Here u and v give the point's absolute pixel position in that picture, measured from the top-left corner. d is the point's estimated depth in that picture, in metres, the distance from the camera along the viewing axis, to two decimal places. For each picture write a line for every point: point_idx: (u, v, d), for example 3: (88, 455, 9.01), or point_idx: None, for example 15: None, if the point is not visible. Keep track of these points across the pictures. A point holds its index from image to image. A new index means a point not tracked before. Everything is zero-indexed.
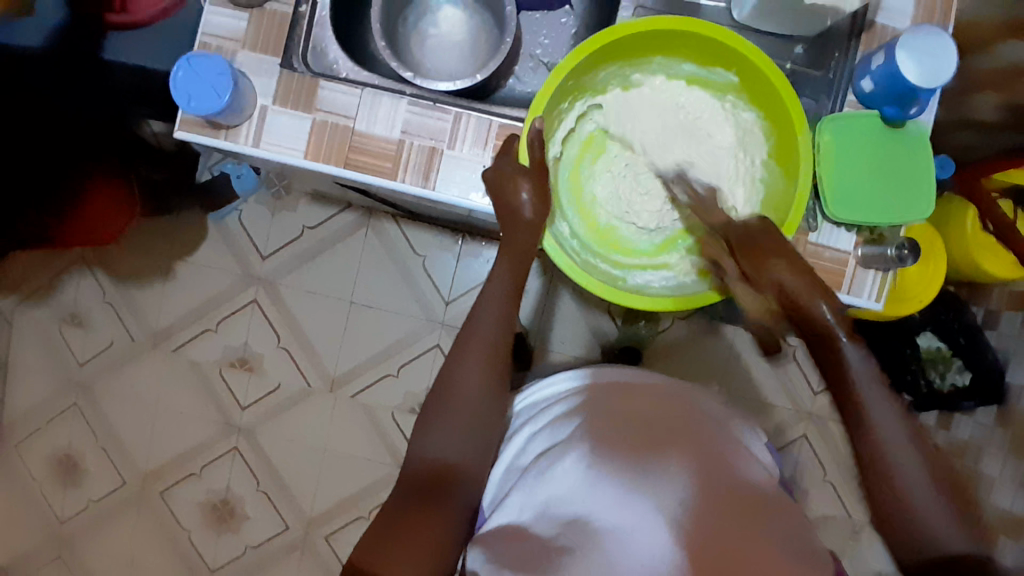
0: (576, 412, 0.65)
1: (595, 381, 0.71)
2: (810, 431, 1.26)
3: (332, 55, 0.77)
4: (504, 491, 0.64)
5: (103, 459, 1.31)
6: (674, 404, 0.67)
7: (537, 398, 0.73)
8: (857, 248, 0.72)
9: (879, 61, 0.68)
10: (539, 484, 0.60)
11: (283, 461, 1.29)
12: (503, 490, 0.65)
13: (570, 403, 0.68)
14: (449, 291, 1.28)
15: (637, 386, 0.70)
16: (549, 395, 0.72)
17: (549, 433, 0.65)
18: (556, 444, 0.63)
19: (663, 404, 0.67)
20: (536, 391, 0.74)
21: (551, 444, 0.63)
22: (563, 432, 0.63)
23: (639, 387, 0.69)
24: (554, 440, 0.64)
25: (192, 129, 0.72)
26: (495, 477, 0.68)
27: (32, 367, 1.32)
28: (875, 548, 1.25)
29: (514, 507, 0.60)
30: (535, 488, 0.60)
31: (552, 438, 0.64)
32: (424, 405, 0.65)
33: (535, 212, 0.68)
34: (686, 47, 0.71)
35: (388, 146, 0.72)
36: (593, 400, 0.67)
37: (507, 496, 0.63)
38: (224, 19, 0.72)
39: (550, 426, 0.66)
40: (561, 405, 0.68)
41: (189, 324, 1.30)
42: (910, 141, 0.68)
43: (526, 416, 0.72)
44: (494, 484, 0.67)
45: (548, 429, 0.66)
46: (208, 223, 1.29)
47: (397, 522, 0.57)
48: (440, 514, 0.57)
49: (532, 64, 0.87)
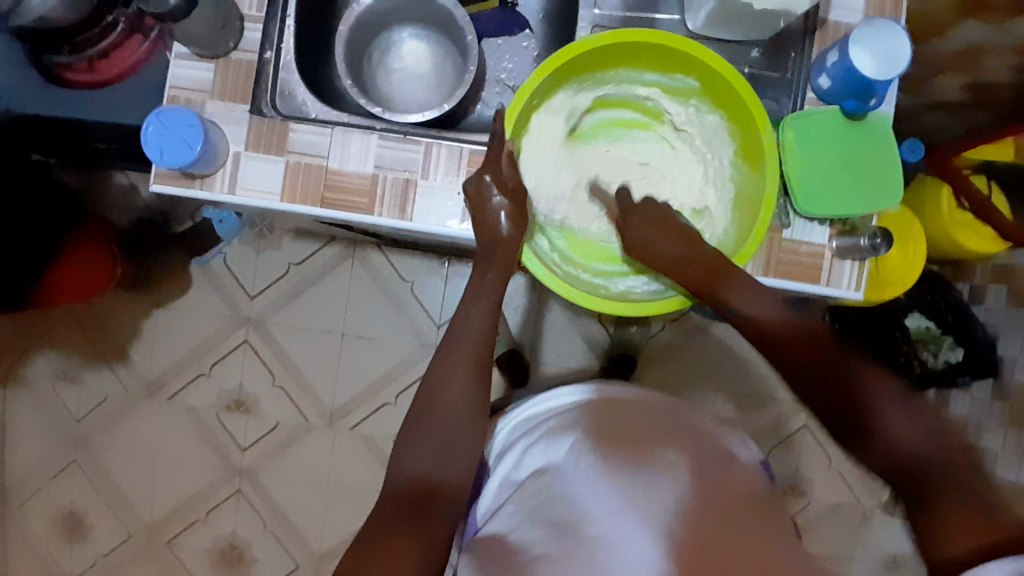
0: (575, 429, 0.65)
1: (596, 397, 0.70)
2: (811, 422, 1.26)
3: (300, 97, 0.77)
4: (499, 502, 0.65)
5: (107, 514, 1.30)
6: (663, 421, 0.67)
7: (536, 409, 0.72)
8: (832, 241, 0.73)
9: (834, 59, 0.70)
10: (534, 497, 0.61)
11: (289, 500, 1.28)
12: (499, 500, 0.65)
13: (566, 419, 0.68)
14: (440, 314, 1.28)
15: (629, 404, 0.70)
16: (548, 407, 0.71)
17: (545, 449, 0.65)
18: (553, 461, 0.63)
19: (661, 419, 0.68)
20: (537, 401, 0.72)
21: (550, 460, 0.64)
22: (562, 449, 0.64)
23: (631, 406, 0.69)
24: (551, 456, 0.64)
25: (167, 182, 0.72)
26: (491, 486, 0.68)
27: (29, 428, 1.31)
28: (886, 532, 1.25)
29: (508, 518, 0.61)
30: (529, 500, 0.61)
31: (548, 456, 0.64)
32: (406, 428, 0.65)
33: (512, 231, 0.70)
34: (647, 57, 0.73)
35: (362, 181, 0.73)
36: (594, 417, 0.67)
37: (502, 507, 0.64)
38: (191, 71, 0.73)
39: (546, 442, 0.66)
40: (560, 420, 0.68)
41: (183, 370, 1.30)
42: (873, 132, 0.70)
43: (523, 427, 0.71)
44: (489, 494, 0.67)
45: (546, 444, 0.65)
46: (192, 269, 1.29)
47: (379, 544, 0.57)
48: (420, 533, 0.58)
49: (499, 88, 0.89)
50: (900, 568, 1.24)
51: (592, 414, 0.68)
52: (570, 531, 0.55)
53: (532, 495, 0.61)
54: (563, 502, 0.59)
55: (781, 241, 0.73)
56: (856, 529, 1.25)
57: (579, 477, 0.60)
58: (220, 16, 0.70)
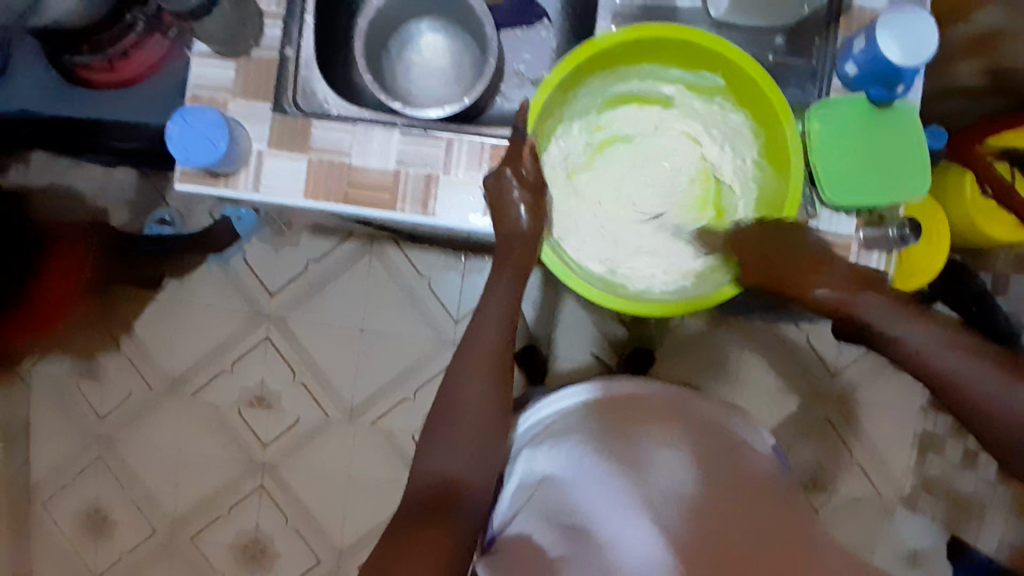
0: (581, 431, 0.66)
1: (599, 397, 0.70)
2: (831, 413, 1.25)
3: (321, 94, 0.77)
4: (514, 508, 0.65)
5: (131, 509, 1.32)
6: (678, 421, 0.67)
7: (540, 414, 0.71)
8: (858, 232, 0.72)
9: (861, 46, 0.68)
10: (552, 501, 0.62)
11: (309, 495, 1.29)
12: (514, 506, 0.65)
13: (572, 424, 0.68)
14: (457, 309, 1.28)
15: (636, 404, 0.69)
16: (551, 410, 0.71)
17: (552, 453, 0.65)
18: (564, 463, 0.64)
19: (673, 415, 0.68)
20: (538, 407, 0.72)
21: (558, 462, 0.64)
22: (571, 451, 0.64)
23: (638, 405, 0.69)
24: (561, 458, 0.64)
25: (191, 181, 0.73)
26: (506, 494, 0.67)
27: (54, 424, 1.33)
28: (908, 524, 1.24)
29: (528, 523, 0.61)
30: (548, 506, 0.61)
31: (555, 461, 0.65)
32: (430, 420, 0.65)
33: (530, 221, 0.69)
34: (671, 54, 0.72)
35: (384, 179, 0.73)
36: (598, 420, 0.67)
37: (519, 513, 0.63)
38: (213, 71, 0.74)
39: (552, 447, 0.66)
40: (566, 423, 0.68)
41: (204, 368, 1.31)
42: (900, 121, 0.69)
43: (528, 432, 0.70)
44: (503, 500, 0.67)
45: (553, 446, 0.66)
46: (211, 264, 1.30)
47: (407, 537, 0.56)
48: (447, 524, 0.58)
49: (518, 82, 0.88)
50: (923, 560, 1.24)
51: (598, 417, 0.68)
52: (587, 536, 0.57)
53: (550, 500, 0.62)
54: (579, 505, 0.60)
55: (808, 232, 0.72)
56: (877, 521, 1.25)
57: (594, 481, 0.61)
58: (240, 14, 0.70)
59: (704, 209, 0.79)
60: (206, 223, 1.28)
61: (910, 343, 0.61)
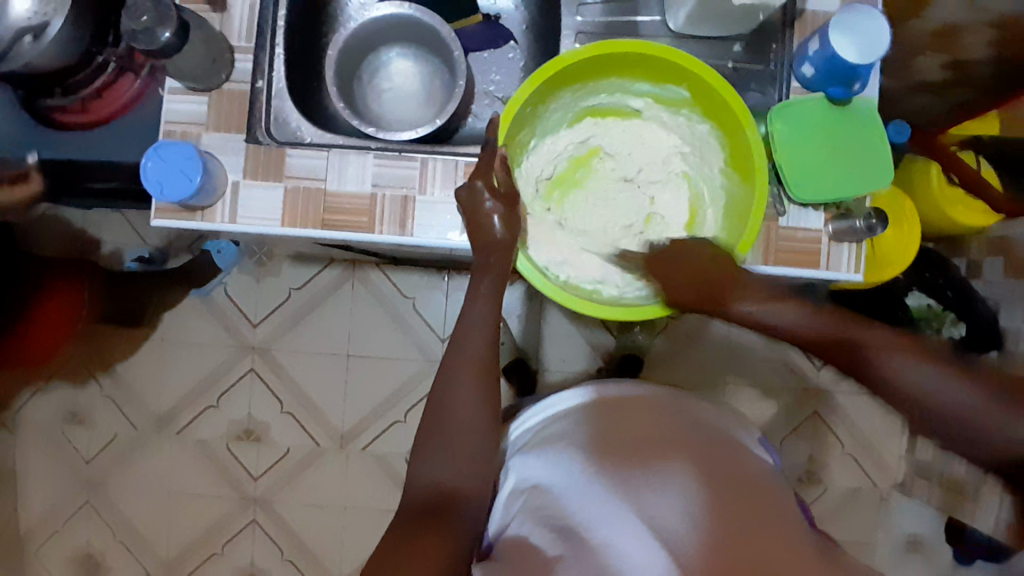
0: (574, 432, 0.67)
1: (590, 401, 0.71)
2: (821, 407, 1.26)
3: (294, 123, 0.78)
4: (509, 514, 0.65)
5: (123, 554, 1.29)
6: (673, 421, 0.68)
7: (533, 421, 0.73)
8: (827, 225, 0.74)
9: (815, 47, 0.71)
10: (545, 504, 0.62)
11: (304, 526, 1.27)
12: (509, 512, 0.65)
13: (565, 429, 0.68)
14: (443, 329, 1.28)
15: (628, 406, 0.70)
16: (545, 417, 0.72)
17: (544, 460, 0.66)
18: (558, 465, 0.64)
19: (663, 412, 0.69)
20: (532, 413, 0.74)
21: (551, 468, 0.65)
22: (562, 454, 0.65)
23: (630, 407, 0.69)
24: (553, 459, 0.65)
25: (167, 215, 0.73)
26: (501, 500, 0.67)
27: (39, 472, 1.30)
28: (904, 513, 1.25)
29: (526, 523, 0.62)
30: (542, 508, 0.62)
31: (549, 468, 0.65)
32: (421, 433, 0.65)
33: (506, 231, 0.70)
34: (636, 69, 0.74)
35: (362, 202, 0.74)
36: (589, 424, 0.68)
37: (514, 518, 0.63)
38: (185, 105, 0.74)
39: (545, 454, 0.66)
40: (558, 427, 0.69)
41: (191, 404, 1.29)
42: (859, 117, 0.71)
43: (524, 437, 0.72)
44: (498, 507, 0.67)
45: (545, 451, 0.67)
46: (193, 299, 1.29)
47: (407, 544, 0.57)
48: (445, 532, 0.58)
49: (488, 100, 0.90)
50: (921, 547, 1.24)
51: (588, 417, 0.69)
52: (580, 534, 0.58)
53: (545, 504, 0.62)
54: (574, 501, 0.61)
55: (778, 229, 0.74)
56: (875, 512, 1.25)
57: (585, 480, 0.62)
58: (210, 48, 0.72)
59: (677, 213, 0.79)
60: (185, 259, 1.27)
61: (796, 327, 0.65)
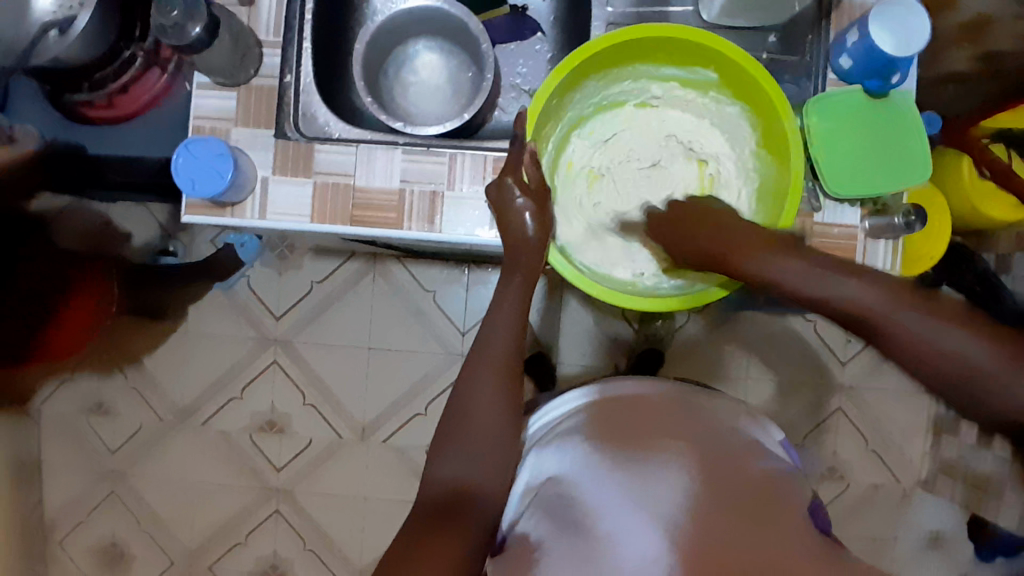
0: (584, 430, 0.67)
1: (599, 397, 0.72)
2: (844, 402, 1.25)
3: (322, 119, 0.78)
4: (522, 508, 0.65)
5: (148, 542, 1.32)
6: (683, 412, 0.68)
7: (545, 421, 0.73)
8: (864, 221, 0.73)
9: (854, 39, 0.70)
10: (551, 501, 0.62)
11: (325, 516, 1.29)
12: (521, 506, 0.66)
13: (576, 423, 0.69)
14: (463, 321, 1.29)
15: (638, 399, 0.70)
16: (556, 415, 0.72)
17: (556, 454, 0.66)
18: (568, 461, 0.65)
19: (672, 410, 0.68)
20: (543, 413, 0.74)
21: (562, 463, 0.65)
22: (573, 448, 0.65)
23: (640, 401, 0.69)
24: (562, 456, 0.66)
25: (197, 211, 0.73)
26: (513, 497, 0.68)
27: (67, 461, 1.33)
28: (927, 510, 1.24)
29: (533, 517, 0.62)
30: (547, 505, 0.62)
31: (561, 462, 0.65)
32: (441, 429, 0.65)
33: (538, 232, 0.69)
34: (663, 53, 0.73)
35: (390, 197, 0.74)
36: (599, 417, 0.68)
37: (525, 511, 0.64)
38: (214, 100, 0.74)
39: (557, 448, 0.67)
40: (570, 422, 0.69)
41: (214, 396, 1.31)
42: (897, 110, 0.69)
43: (537, 435, 0.72)
44: (513, 500, 0.67)
45: (557, 447, 0.67)
46: (216, 292, 1.31)
47: (424, 541, 0.57)
48: (459, 532, 0.58)
49: (515, 94, 0.89)
50: (944, 544, 1.23)
51: (597, 416, 0.69)
52: (586, 525, 0.58)
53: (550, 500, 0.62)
54: (581, 494, 0.60)
55: (814, 225, 0.73)
56: (897, 509, 1.24)
57: (592, 476, 0.61)
58: (237, 44, 0.72)
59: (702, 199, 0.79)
60: (208, 252, 1.30)
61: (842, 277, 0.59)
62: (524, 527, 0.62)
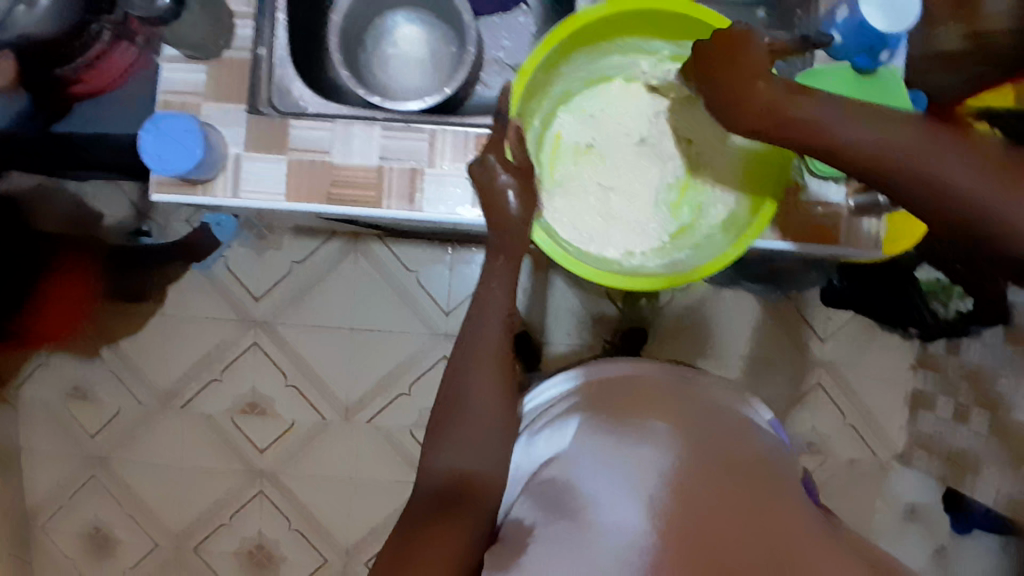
0: (574, 414, 0.67)
1: (588, 380, 0.72)
2: (826, 380, 1.27)
3: (297, 93, 0.75)
4: (514, 496, 0.64)
5: (133, 525, 1.31)
6: (672, 393, 0.68)
7: (533, 407, 0.73)
8: (849, 200, 0.73)
9: (844, 15, 0.68)
10: (545, 483, 0.62)
11: (311, 497, 1.28)
12: (514, 494, 0.65)
13: (567, 407, 0.69)
14: (448, 302, 1.27)
15: (630, 381, 0.70)
16: (543, 400, 0.73)
17: (549, 440, 0.66)
18: (561, 443, 0.65)
19: (661, 389, 0.68)
20: (530, 400, 0.74)
21: (555, 449, 0.65)
22: (564, 434, 0.65)
23: (630, 383, 0.70)
24: (555, 443, 0.65)
25: (167, 190, 0.71)
26: (509, 485, 0.67)
27: (46, 446, 1.30)
28: (903, 484, 1.27)
29: (526, 507, 0.61)
30: (542, 488, 0.61)
31: (553, 448, 0.65)
32: (434, 418, 0.66)
33: (521, 210, 0.67)
34: (652, 26, 0.71)
35: (369, 176, 0.71)
36: (590, 400, 0.68)
37: (517, 501, 0.63)
38: (182, 74, 0.71)
39: (548, 434, 0.67)
40: (561, 408, 0.69)
41: (195, 378, 1.29)
42: (887, 87, 0.69)
43: (526, 422, 0.73)
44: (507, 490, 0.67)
45: (549, 433, 0.67)
46: (194, 273, 1.27)
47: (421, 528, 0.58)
48: (457, 518, 0.58)
49: (497, 68, 0.87)
50: (919, 517, 1.26)
51: (590, 399, 0.69)
52: (581, 510, 0.57)
53: (545, 483, 0.62)
54: (573, 478, 0.60)
55: (797, 204, 0.73)
56: (875, 483, 1.27)
57: (585, 455, 0.61)
58: (211, 13, 0.69)
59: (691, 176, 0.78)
60: (185, 233, 1.26)
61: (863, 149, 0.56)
62: (519, 516, 0.60)
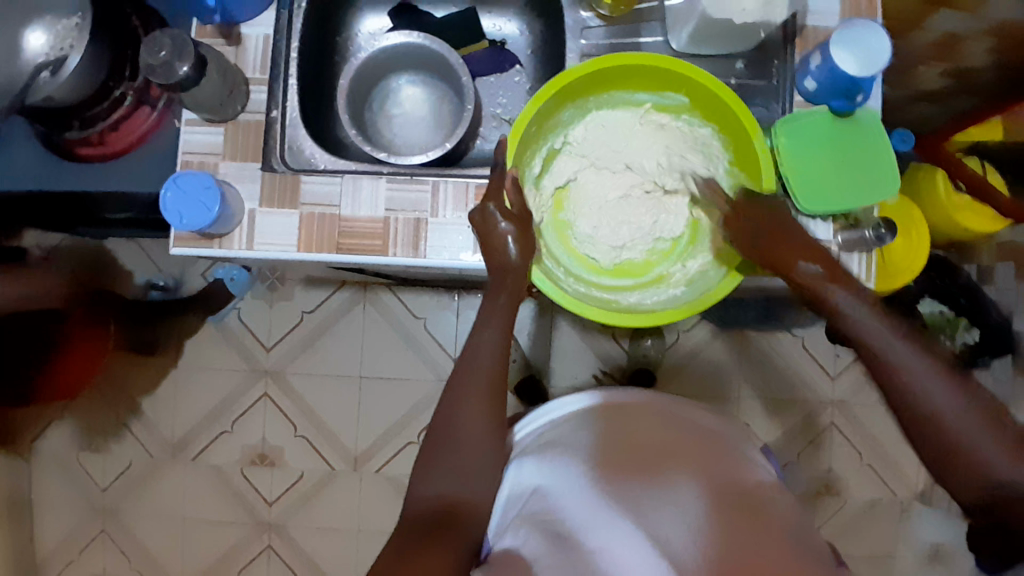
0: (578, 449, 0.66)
1: (596, 405, 0.70)
2: (837, 418, 1.25)
3: (308, 151, 0.80)
4: (506, 522, 0.65)
5: None
6: (680, 436, 0.67)
7: (533, 426, 0.71)
8: (836, 235, 0.75)
9: (817, 62, 0.73)
10: (539, 510, 0.62)
11: (319, 550, 1.27)
12: (506, 520, 0.65)
13: (569, 437, 0.68)
14: (454, 347, 1.29)
15: (633, 413, 0.69)
16: (546, 420, 0.71)
17: (547, 471, 0.65)
18: (560, 479, 0.64)
19: (665, 429, 0.67)
20: (534, 417, 0.72)
21: (552, 481, 0.64)
22: (566, 467, 0.64)
23: (635, 418, 0.69)
24: (554, 475, 0.64)
25: (186, 244, 0.75)
26: (499, 505, 0.67)
27: (56, 501, 1.30)
28: (925, 525, 1.23)
29: (522, 538, 0.61)
30: (539, 514, 0.62)
31: (553, 480, 0.64)
32: (422, 445, 0.66)
33: (520, 254, 0.70)
34: (636, 80, 0.76)
35: (375, 225, 0.75)
36: (592, 432, 0.68)
37: (511, 527, 0.63)
38: (202, 136, 0.76)
39: (548, 463, 0.66)
40: (559, 432, 0.69)
41: (206, 429, 1.30)
42: (866, 128, 0.72)
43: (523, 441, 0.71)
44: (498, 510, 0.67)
45: (548, 462, 0.66)
46: (208, 326, 1.31)
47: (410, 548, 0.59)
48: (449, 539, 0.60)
49: (496, 122, 0.92)
50: (944, 558, 1.22)
51: (594, 430, 0.68)
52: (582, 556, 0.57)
53: (540, 510, 0.62)
54: (574, 522, 0.60)
55: None
56: (896, 524, 1.23)
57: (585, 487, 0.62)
58: (225, 80, 0.74)
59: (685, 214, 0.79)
60: (201, 287, 1.30)
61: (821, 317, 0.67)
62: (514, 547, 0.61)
